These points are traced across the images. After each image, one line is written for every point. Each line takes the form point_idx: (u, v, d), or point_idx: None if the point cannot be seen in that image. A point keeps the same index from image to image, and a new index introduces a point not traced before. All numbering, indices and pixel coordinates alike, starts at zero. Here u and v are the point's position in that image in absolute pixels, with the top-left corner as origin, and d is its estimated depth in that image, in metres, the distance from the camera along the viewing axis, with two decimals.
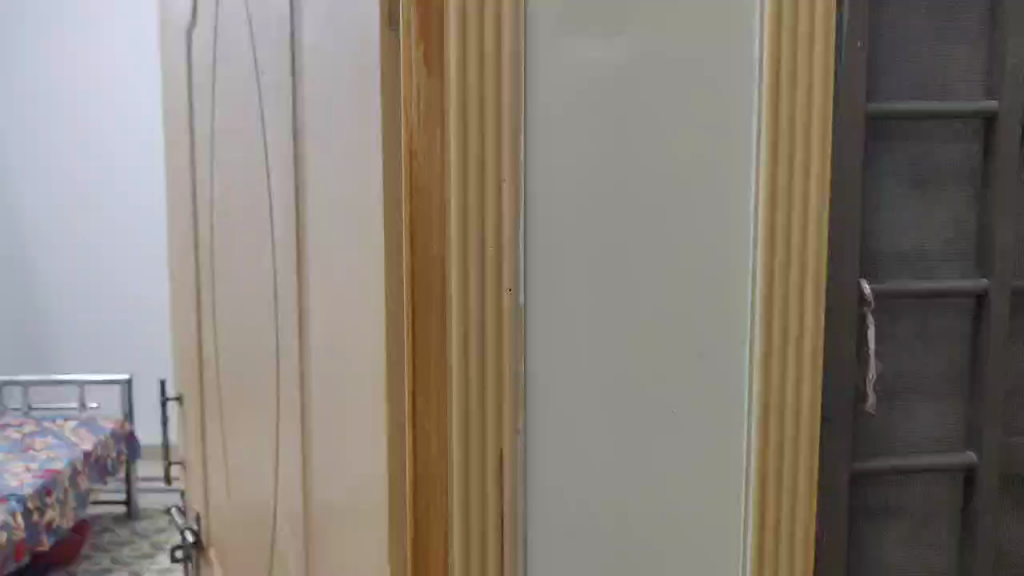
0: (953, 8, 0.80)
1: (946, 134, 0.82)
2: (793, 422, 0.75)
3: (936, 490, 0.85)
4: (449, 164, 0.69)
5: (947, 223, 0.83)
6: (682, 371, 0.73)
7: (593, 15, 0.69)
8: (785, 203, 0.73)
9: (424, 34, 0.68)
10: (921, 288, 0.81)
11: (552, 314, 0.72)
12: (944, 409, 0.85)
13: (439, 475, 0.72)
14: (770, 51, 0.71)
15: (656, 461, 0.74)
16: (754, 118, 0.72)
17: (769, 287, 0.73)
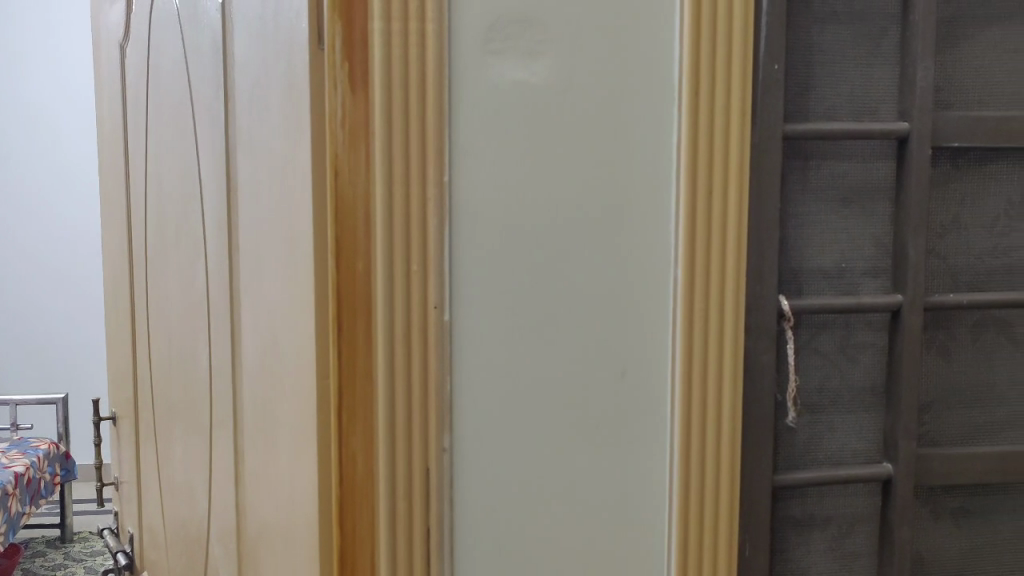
0: (865, 33, 0.83)
1: (865, 154, 0.85)
2: (714, 437, 0.76)
3: (855, 500, 0.88)
4: (375, 182, 0.70)
5: (862, 240, 0.86)
6: (607, 386, 0.75)
7: (516, 37, 0.71)
8: (706, 220, 0.74)
9: (349, 54, 0.69)
10: (838, 304, 0.83)
11: (477, 332, 0.72)
12: (862, 420, 0.88)
13: (367, 492, 0.72)
14: (689, 72, 0.72)
15: (581, 476, 0.75)
16: (675, 137, 0.74)
17: (689, 298, 0.74)
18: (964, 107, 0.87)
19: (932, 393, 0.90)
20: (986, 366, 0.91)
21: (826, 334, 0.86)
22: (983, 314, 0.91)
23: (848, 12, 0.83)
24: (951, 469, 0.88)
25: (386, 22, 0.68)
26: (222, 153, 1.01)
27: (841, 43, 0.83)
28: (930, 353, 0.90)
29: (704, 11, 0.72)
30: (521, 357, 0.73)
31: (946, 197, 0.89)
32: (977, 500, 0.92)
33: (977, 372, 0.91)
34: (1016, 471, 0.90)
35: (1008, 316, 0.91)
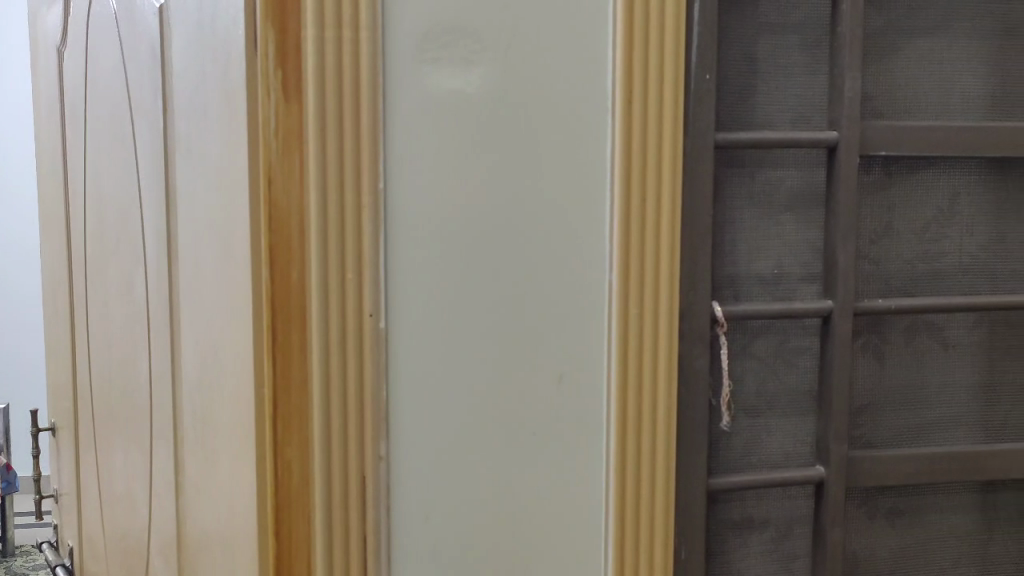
0: (795, 46, 0.85)
1: (798, 161, 0.87)
2: (650, 439, 0.77)
3: (788, 501, 0.89)
4: (309, 191, 0.69)
5: (794, 246, 0.87)
6: (544, 393, 0.75)
7: (450, 47, 0.71)
8: (640, 227, 0.75)
9: (283, 62, 0.69)
10: (771, 309, 0.84)
11: (413, 339, 0.72)
12: (795, 423, 0.89)
13: (304, 502, 0.72)
14: (622, 80, 0.73)
15: (518, 482, 0.75)
16: (609, 145, 0.74)
17: (624, 304, 0.75)
18: (891, 116, 0.89)
19: (864, 395, 0.92)
20: (917, 370, 0.93)
21: (763, 339, 0.87)
22: (915, 318, 0.93)
23: (779, 23, 0.85)
24: (882, 470, 0.90)
25: (320, 30, 0.68)
26: (160, 159, 1.00)
27: (770, 53, 0.85)
28: (863, 357, 0.92)
29: (635, 21, 0.73)
30: (457, 364, 0.73)
31: (878, 203, 0.90)
32: (911, 500, 0.94)
33: (908, 376, 0.93)
34: (946, 472, 0.92)
35: (940, 320, 0.93)
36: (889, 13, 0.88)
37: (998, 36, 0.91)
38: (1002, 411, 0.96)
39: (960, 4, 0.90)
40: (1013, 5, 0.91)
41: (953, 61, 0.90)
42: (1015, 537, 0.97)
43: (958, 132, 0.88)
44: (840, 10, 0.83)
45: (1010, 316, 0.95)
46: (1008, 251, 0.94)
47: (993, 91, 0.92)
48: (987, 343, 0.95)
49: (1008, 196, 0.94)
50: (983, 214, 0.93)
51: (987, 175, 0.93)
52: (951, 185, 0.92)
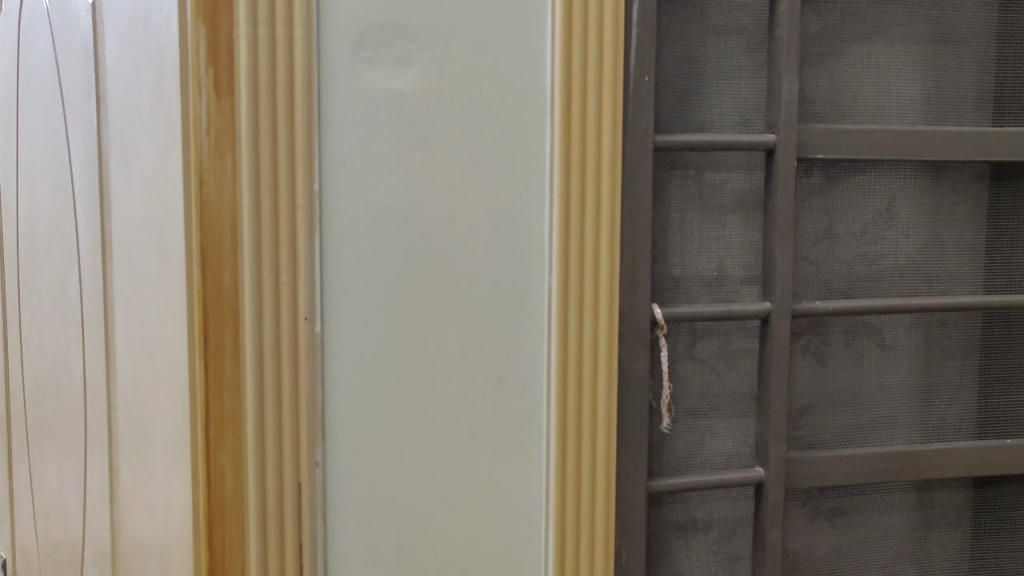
0: (733, 49, 0.86)
1: (737, 163, 0.87)
2: (590, 442, 0.77)
3: (729, 504, 0.90)
4: (241, 191, 0.68)
5: (732, 248, 0.88)
6: (483, 396, 0.74)
7: (387, 46, 0.70)
8: (578, 228, 0.74)
9: (215, 59, 0.67)
10: (711, 312, 0.83)
11: (350, 341, 0.71)
12: (735, 425, 0.89)
13: (237, 509, 0.71)
14: (560, 81, 0.73)
15: (457, 486, 0.75)
16: (547, 147, 0.74)
17: (564, 306, 0.75)
18: (828, 118, 0.90)
19: (804, 396, 0.93)
20: (855, 371, 0.94)
21: (705, 341, 0.88)
22: (854, 320, 0.93)
23: (718, 26, 0.85)
24: (822, 470, 0.91)
25: (253, 27, 0.67)
26: (93, 159, 0.97)
27: (707, 56, 0.85)
28: (803, 357, 0.93)
29: (573, 21, 0.73)
30: (395, 368, 0.72)
31: (816, 206, 0.91)
32: (851, 500, 0.95)
33: (847, 376, 0.94)
34: (889, 472, 0.93)
35: (879, 321, 0.94)
36: (827, 18, 0.89)
37: (932, 41, 0.92)
38: (938, 410, 0.97)
39: (895, 9, 0.91)
40: (947, 11, 0.92)
41: (889, 66, 0.91)
42: (950, 535, 0.99)
43: (894, 135, 0.89)
44: (777, 13, 0.83)
45: (946, 317, 0.96)
46: (944, 253, 0.95)
47: (928, 95, 0.93)
48: (925, 345, 0.96)
49: (943, 198, 0.95)
50: (919, 216, 0.95)
51: (923, 178, 0.94)
52: (888, 187, 0.93)
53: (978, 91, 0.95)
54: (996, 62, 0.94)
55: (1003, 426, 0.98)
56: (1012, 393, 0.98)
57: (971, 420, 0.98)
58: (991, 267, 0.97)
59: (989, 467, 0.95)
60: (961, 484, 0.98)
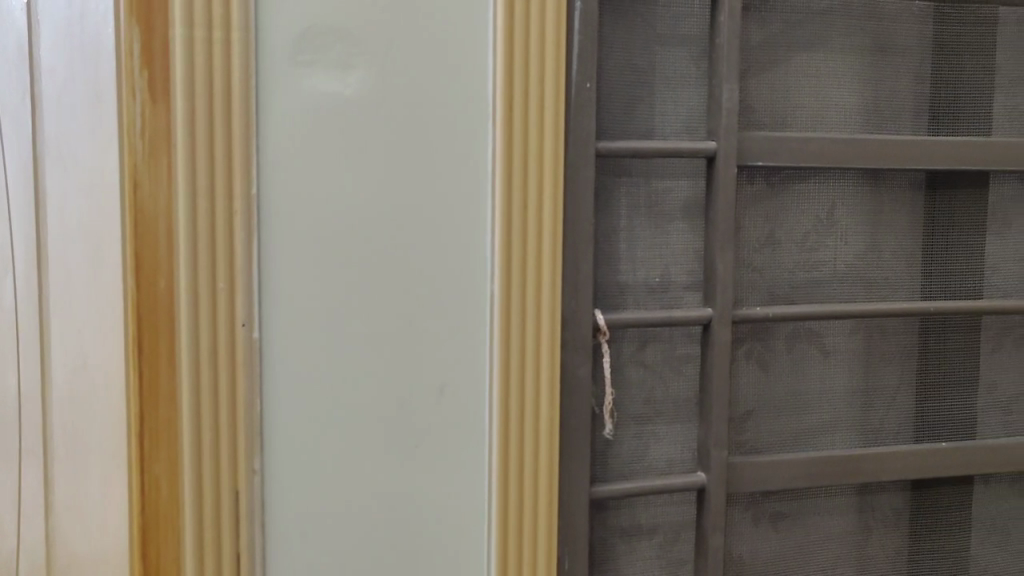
0: (674, 57, 0.87)
1: (680, 170, 0.88)
2: (532, 449, 0.76)
3: (672, 508, 0.90)
4: (177, 197, 0.67)
5: (674, 254, 0.88)
6: (425, 403, 0.74)
7: (327, 49, 0.69)
8: (521, 234, 0.74)
9: (150, 61, 0.66)
10: (653, 318, 0.84)
11: (289, 349, 0.71)
12: (678, 431, 0.90)
13: (173, 520, 0.69)
14: (502, 86, 0.73)
15: (399, 494, 0.74)
16: (489, 153, 0.74)
17: (506, 312, 0.74)
18: (770, 126, 0.91)
19: (747, 400, 0.94)
20: (796, 376, 0.95)
21: (649, 348, 0.88)
22: (796, 325, 0.95)
23: (663, 33, 0.86)
24: (764, 474, 0.91)
25: (189, 29, 0.66)
26: None
27: (648, 63, 0.86)
28: (745, 362, 0.93)
29: (515, 27, 0.73)
30: (335, 373, 0.72)
31: (758, 212, 0.92)
32: (794, 503, 0.96)
33: (788, 381, 0.95)
34: (829, 475, 0.94)
35: (820, 326, 0.96)
36: (769, 27, 0.91)
37: (871, 50, 0.94)
38: (878, 413, 0.98)
39: (834, 19, 0.92)
40: (884, 22, 0.94)
41: (829, 75, 0.93)
42: (890, 536, 1.00)
43: (832, 144, 0.90)
44: (718, 22, 0.84)
45: (885, 322, 0.98)
46: (883, 259, 0.97)
47: (867, 103, 0.94)
48: (865, 351, 0.97)
49: (881, 205, 0.97)
50: (858, 223, 0.96)
51: (863, 186, 0.96)
52: (828, 194, 0.95)
53: (916, 100, 0.96)
54: (932, 72, 0.96)
55: (940, 428, 1.00)
56: (949, 397, 1.00)
57: (909, 423, 1.00)
58: (928, 273, 0.99)
59: (927, 470, 0.97)
60: (900, 486, 1.00)
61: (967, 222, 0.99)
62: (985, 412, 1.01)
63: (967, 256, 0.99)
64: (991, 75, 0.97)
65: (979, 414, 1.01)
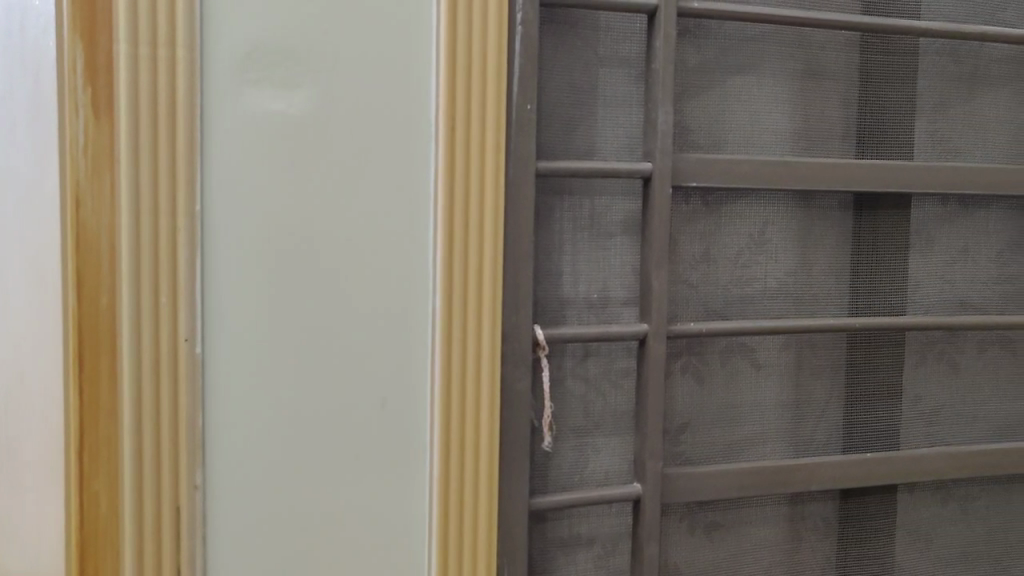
0: (610, 81, 0.89)
1: (618, 189, 0.90)
2: (473, 461, 0.78)
3: (609, 519, 0.92)
4: (119, 212, 0.67)
5: (612, 271, 0.91)
6: (365, 417, 0.75)
7: (271, 68, 0.70)
8: (462, 250, 0.76)
9: (93, 78, 0.66)
10: (591, 333, 0.86)
11: (230, 364, 0.71)
12: (616, 443, 0.92)
13: (112, 535, 0.69)
14: (445, 107, 0.74)
15: (338, 507, 0.75)
16: (431, 171, 0.75)
17: (448, 327, 0.76)
18: (706, 148, 0.95)
19: (681, 413, 0.97)
20: (729, 389, 0.98)
21: (589, 362, 0.91)
22: (729, 340, 0.98)
23: (603, 56, 0.89)
24: (698, 485, 0.94)
25: (134, 46, 0.66)
26: None
27: (585, 85, 0.88)
28: (681, 376, 0.96)
29: (458, 48, 0.74)
30: (277, 388, 0.72)
31: (693, 231, 0.96)
32: (728, 513, 0.99)
33: (721, 395, 0.98)
34: (760, 486, 0.97)
35: (752, 342, 0.99)
36: (705, 52, 0.94)
37: (800, 76, 0.98)
38: (807, 425, 1.02)
39: (766, 45, 0.96)
40: (813, 49, 0.98)
41: (761, 98, 0.97)
42: (820, 545, 1.04)
43: (764, 164, 0.93)
44: (653, 47, 0.86)
45: (815, 337, 1.01)
46: (812, 276, 1.01)
47: (797, 127, 0.98)
48: (795, 365, 1.01)
49: (811, 225, 1.00)
50: (789, 242, 1.00)
51: (794, 206, 1.00)
52: (760, 214, 0.98)
53: (844, 124, 1.00)
54: (858, 99, 1.00)
55: (866, 440, 1.04)
56: (875, 409, 1.04)
57: (838, 435, 1.03)
58: (854, 290, 1.02)
59: (853, 479, 1.00)
60: (828, 496, 1.03)
61: (892, 242, 1.03)
62: (909, 423, 1.05)
63: (892, 275, 1.03)
64: (913, 102, 1.02)
65: (904, 426, 1.05)
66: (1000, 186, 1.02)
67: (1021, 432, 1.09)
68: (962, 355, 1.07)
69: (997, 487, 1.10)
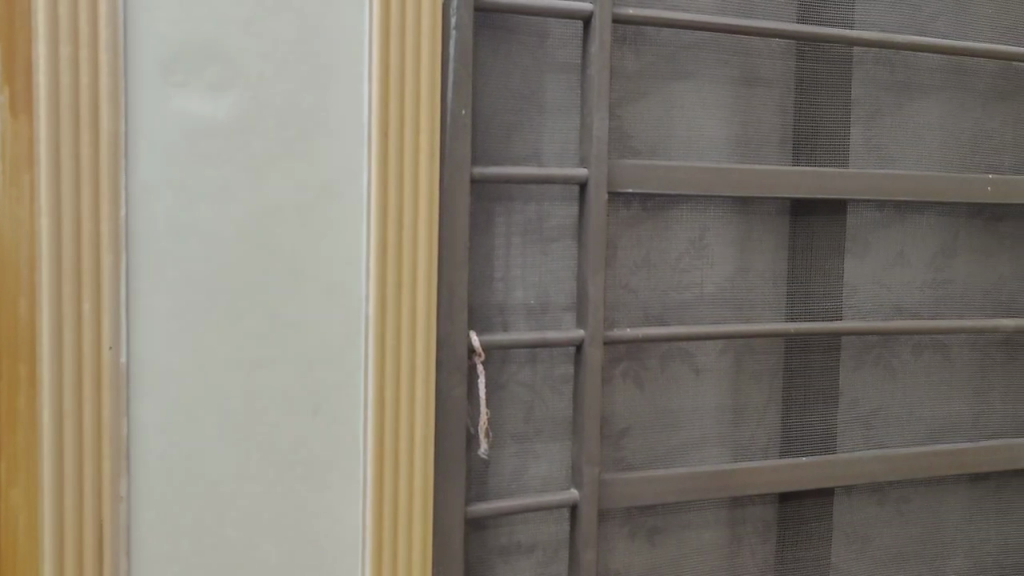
0: (547, 86, 0.89)
1: (555, 195, 0.90)
2: (407, 468, 0.77)
3: (549, 524, 0.92)
4: (39, 216, 0.66)
5: (550, 276, 0.90)
6: (297, 425, 0.74)
7: (198, 71, 0.69)
8: (396, 256, 0.75)
9: (11, 79, 0.65)
10: (527, 339, 0.85)
11: (156, 373, 0.70)
12: (555, 448, 0.92)
13: (31, 549, 0.68)
14: (378, 111, 0.74)
15: (269, 517, 0.74)
16: (364, 176, 0.75)
17: (382, 333, 0.75)
18: (645, 153, 0.95)
19: (621, 418, 0.97)
20: (668, 394, 0.99)
21: (529, 367, 0.90)
22: (669, 346, 0.98)
23: (541, 61, 0.89)
24: (637, 490, 0.93)
25: (53, 46, 0.65)
26: None
27: (522, 90, 0.88)
28: (621, 380, 0.96)
29: (391, 52, 0.74)
30: (204, 398, 0.71)
31: (632, 237, 0.96)
32: (668, 518, 1.00)
33: (661, 399, 0.98)
34: (698, 491, 0.96)
35: (691, 346, 0.99)
36: (643, 58, 0.94)
37: (737, 83, 0.99)
38: (746, 429, 1.03)
39: (702, 52, 0.97)
40: (750, 56, 0.99)
41: (698, 105, 0.97)
42: (759, 548, 1.05)
43: (698, 170, 0.92)
44: (589, 53, 0.86)
45: (753, 342, 1.02)
46: (750, 282, 1.02)
47: (735, 134, 0.99)
48: (734, 369, 1.02)
49: (749, 231, 1.01)
50: (727, 247, 1.00)
51: (732, 212, 1.00)
52: (699, 219, 0.99)
53: (781, 130, 1.02)
54: (794, 106, 1.02)
55: (806, 444, 1.04)
56: (813, 413, 1.05)
57: (777, 439, 1.04)
58: (791, 295, 1.04)
59: (789, 483, 1.00)
60: (768, 499, 1.04)
61: (829, 247, 1.04)
62: (846, 427, 1.06)
63: (829, 280, 1.04)
64: (848, 110, 1.03)
65: (843, 430, 1.06)
66: (932, 192, 1.03)
67: (953, 433, 1.11)
68: (897, 359, 1.08)
69: (931, 488, 1.12)
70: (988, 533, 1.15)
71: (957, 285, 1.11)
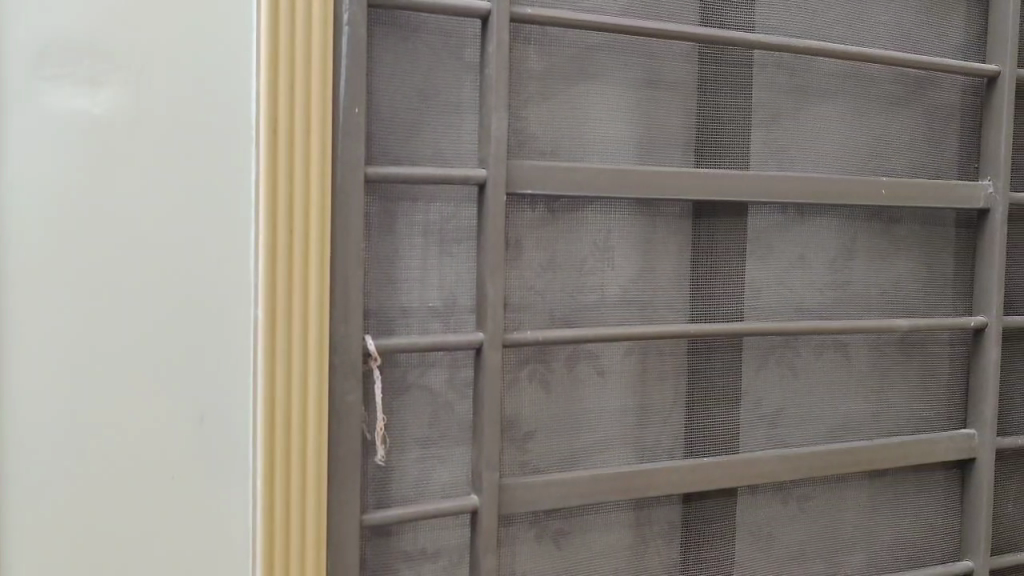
0: (449, 85, 0.87)
1: (457, 196, 0.88)
2: (299, 473, 0.74)
3: (451, 529, 0.91)
4: None
5: (452, 279, 0.89)
6: (181, 429, 0.71)
7: (70, 65, 0.67)
8: (286, 254, 0.72)
9: None
10: (425, 343, 0.84)
11: (26, 378, 0.66)
12: (458, 452, 0.91)
13: None
14: (266, 105, 0.71)
15: (152, 526, 0.71)
16: (252, 172, 0.72)
17: (271, 334, 0.72)
18: (547, 154, 0.94)
19: (526, 421, 0.95)
20: (573, 396, 0.98)
21: (430, 371, 0.89)
22: (573, 348, 0.98)
23: (441, 60, 0.87)
24: (540, 494, 0.92)
25: None
26: None
27: (422, 89, 0.86)
28: (526, 383, 0.95)
29: (280, 44, 0.71)
30: (80, 406, 0.68)
31: (536, 238, 0.95)
32: (574, 520, 0.99)
33: (566, 401, 0.98)
34: (600, 493, 0.95)
35: (596, 347, 0.99)
36: (547, 58, 0.93)
37: (639, 85, 0.99)
38: (650, 429, 1.03)
39: (605, 53, 0.96)
40: (651, 59, 0.99)
41: (602, 107, 0.97)
42: (665, 547, 1.05)
43: (599, 172, 0.92)
44: (487, 52, 0.85)
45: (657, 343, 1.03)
46: (653, 283, 1.02)
47: (639, 136, 1.00)
48: (638, 370, 1.02)
49: (653, 232, 1.02)
50: (631, 248, 1.01)
51: (635, 213, 1.01)
52: (603, 221, 0.98)
53: (683, 133, 1.02)
54: (697, 108, 1.02)
55: (708, 444, 1.05)
56: (716, 413, 1.05)
57: (682, 439, 1.05)
58: (694, 297, 1.04)
59: (691, 484, 1.01)
60: (673, 499, 1.05)
61: (731, 249, 1.05)
62: (749, 426, 1.07)
63: (730, 281, 1.05)
64: (748, 112, 1.04)
65: (746, 429, 1.07)
66: (828, 195, 1.05)
67: (852, 431, 1.13)
68: (799, 358, 1.10)
69: (832, 486, 1.13)
70: (887, 528, 1.18)
71: (856, 286, 1.13)
